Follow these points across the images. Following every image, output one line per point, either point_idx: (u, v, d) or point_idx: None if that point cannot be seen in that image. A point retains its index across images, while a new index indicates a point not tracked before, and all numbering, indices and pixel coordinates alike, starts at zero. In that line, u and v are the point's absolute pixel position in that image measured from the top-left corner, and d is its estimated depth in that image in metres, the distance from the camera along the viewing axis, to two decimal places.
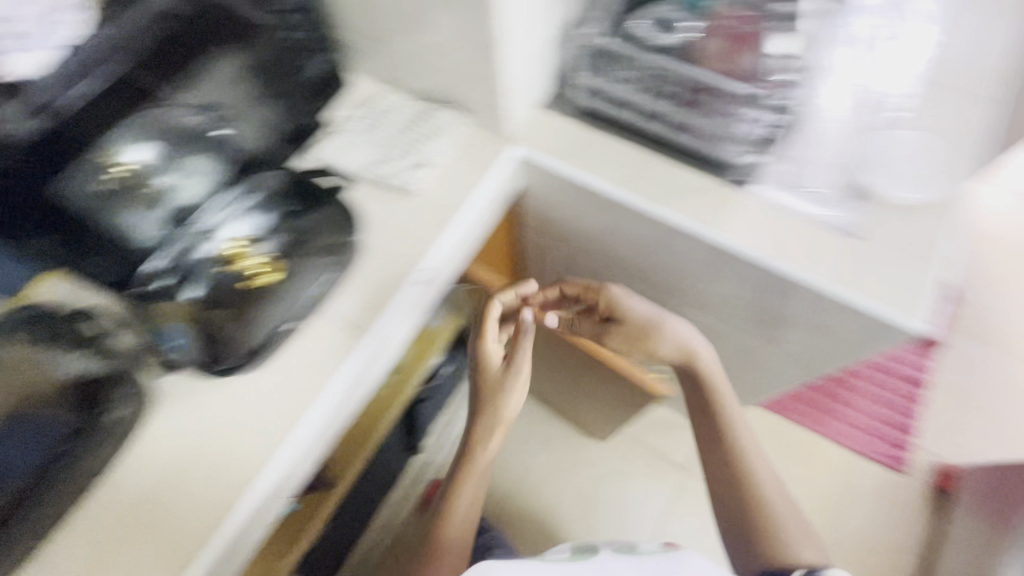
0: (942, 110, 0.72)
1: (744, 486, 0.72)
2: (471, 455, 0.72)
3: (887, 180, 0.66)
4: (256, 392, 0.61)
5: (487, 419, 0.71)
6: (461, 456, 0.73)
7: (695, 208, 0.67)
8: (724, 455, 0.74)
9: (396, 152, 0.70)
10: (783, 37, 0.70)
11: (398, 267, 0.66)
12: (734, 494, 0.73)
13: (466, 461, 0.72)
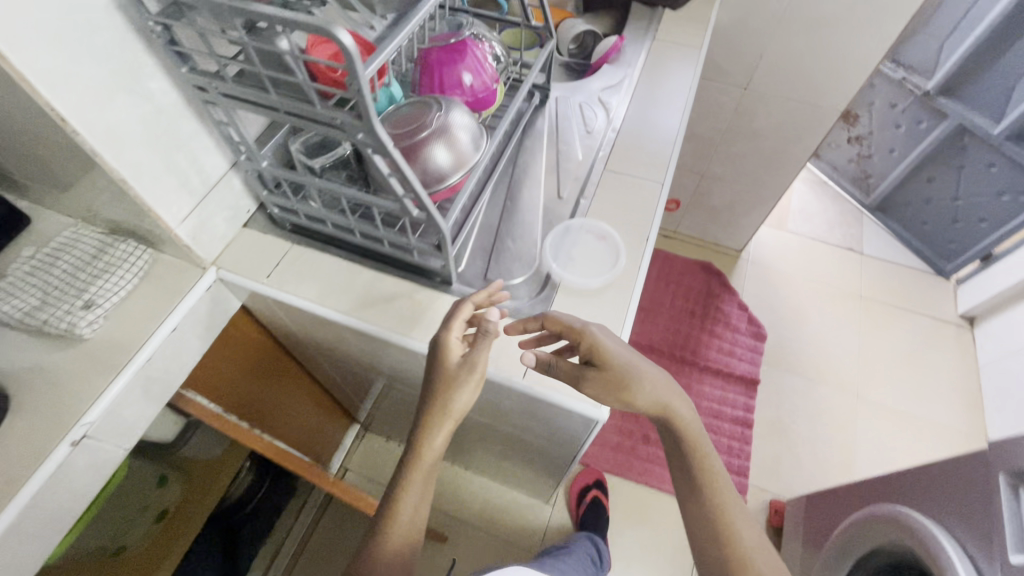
0: (618, 189, 0.79)
1: (711, 495, 0.62)
2: (427, 458, 0.61)
3: (571, 268, 0.71)
4: None
5: (442, 419, 0.60)
6: (414, 464, 0.62)
7: (394, 325, 0.67)
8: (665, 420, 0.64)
9: (68, 291, 0.63)
10: (468, 132, 0.68)
11: (53, 433, 0.57)
12: (702, 493, 0.63)
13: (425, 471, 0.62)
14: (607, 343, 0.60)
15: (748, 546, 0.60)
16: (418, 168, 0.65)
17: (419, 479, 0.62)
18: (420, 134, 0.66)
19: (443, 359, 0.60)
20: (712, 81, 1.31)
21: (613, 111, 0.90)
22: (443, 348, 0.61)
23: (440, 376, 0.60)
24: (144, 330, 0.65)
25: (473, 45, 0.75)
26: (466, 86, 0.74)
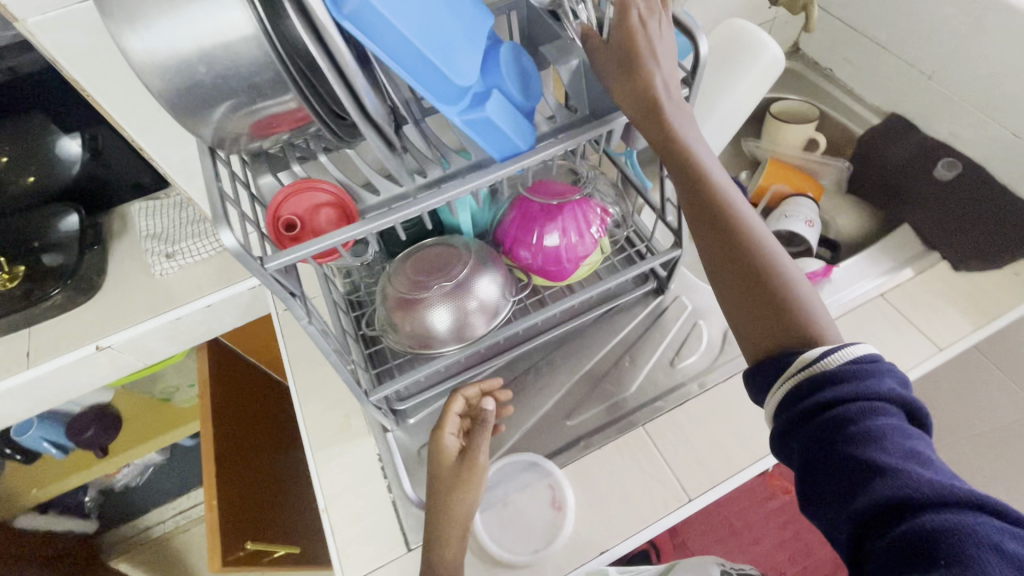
0: (626, 469, 0.60)
1: (721, 228, 0.47)
2: (445, 461, 0.54)
3: (494, 516, 0.58)
4: None
5: (449, 470, 0.53)
6: (438, 465, 0.54)
7: (314, 430, 0.65)
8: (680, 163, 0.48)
9: (172, 235, 0.80)
10: (485, 303, 0.60)
11: (89, 334, 0.74)
12: (719, 228, 0.47)
13: (448, 485, 0.53)
14: (636, 111, 0.48)
15: (765, 259, 0.45)
16: (410, 322, 0.58)
17: (444, 485, 0.53)
18: (430, 287, 0.58)
19: (438, 467, 0.53)
20: (988, 355, 0.88)
21: (726, 364, 0.66)
22: (435, 457, 0.54)
23: (434, 479, 0.53)
24: (195, 293, 0.77)
25: (579, 208, 0.62)
26: (551, 245, 0.62)
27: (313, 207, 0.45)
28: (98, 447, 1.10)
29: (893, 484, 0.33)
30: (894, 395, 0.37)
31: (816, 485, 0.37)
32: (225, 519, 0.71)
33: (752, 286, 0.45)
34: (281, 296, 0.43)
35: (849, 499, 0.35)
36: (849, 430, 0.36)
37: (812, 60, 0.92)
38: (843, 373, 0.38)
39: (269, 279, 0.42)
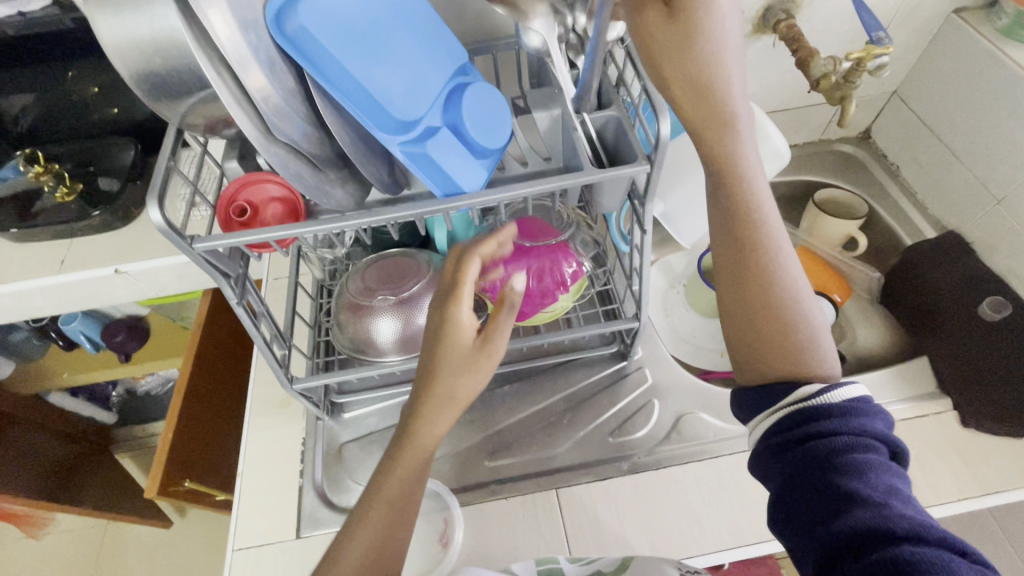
0: (525, 528, 0.58)
1: (752, 267, 0.41)
2: (450, 329, 0.44)
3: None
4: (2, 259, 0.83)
5: (456, 350, 0.44)
6: (437, 339, 0.44)
7: (257, 397, 0.68)
8: (720, 182, 0.42)
9: None
10: None
11: (115, 258, 0.83)
12: (744, 258, 0.41)
13: (450, 373, 0.43)
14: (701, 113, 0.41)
15: (780, 282, 0.41)
16: (356, 322, 0.59)
17: (448, 366, 0.43)
18: (379, 296, 0.59)
19: (450, 340, 0.44)
20: None
21: (667, 452, 0.62)
22: (446, 328, 0.44)
23: (444, 349, 0.44)
24: None
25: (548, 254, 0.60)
26: None
27: (265, 198, 0.49)
28: (123, 352, 1.21)
29: (868, 510, 0.33)
30: (877, 435, 0.37)
31: (795, 506, 0.36)
32: (174, 452, 0.77)
33: (759, 310, 0.41)
34: (212, 273, 0.46)
35: (824, 525, 0.34)
36: (832, 461, 0.35)
37: (881, 153, 0.84)
38: (834, 408, 0.37)
39: (200, 258, 0.45)
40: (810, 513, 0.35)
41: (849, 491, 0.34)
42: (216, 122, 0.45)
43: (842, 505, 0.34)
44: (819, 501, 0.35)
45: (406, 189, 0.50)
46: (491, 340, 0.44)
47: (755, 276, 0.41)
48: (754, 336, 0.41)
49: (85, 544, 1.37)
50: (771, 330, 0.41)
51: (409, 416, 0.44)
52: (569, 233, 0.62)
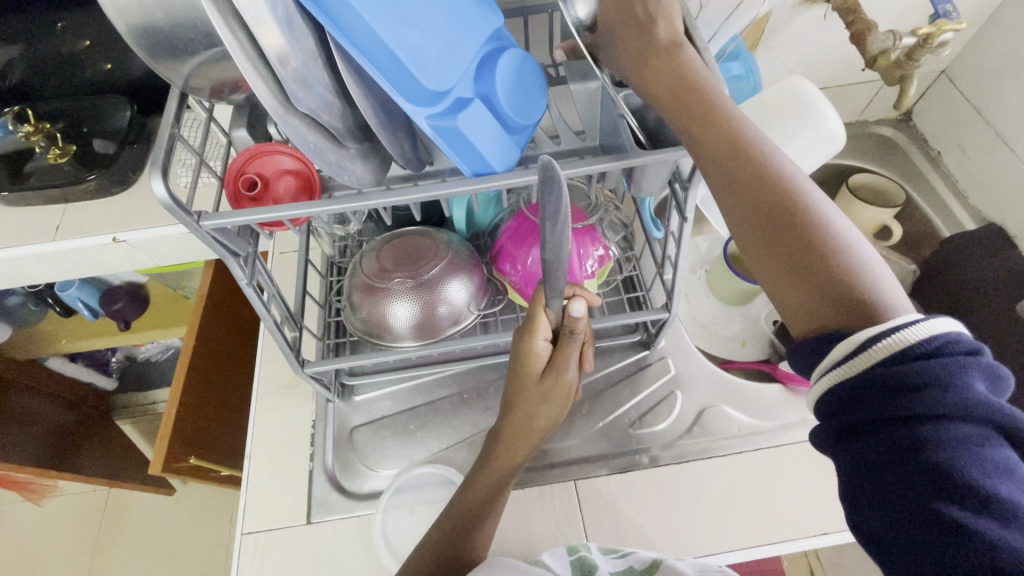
0: (542, 519, 0.57)
1: (749, 189, 0.33)
2: (530, 372, 0.49)
3: (394, 520, 0.56)
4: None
5: (535, 389, 0.49)
6: (522, 378, 0.49)
7: (265, 377, 0.66)
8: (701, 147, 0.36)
9: None
10: (450, 309, 0.57)
11: (112, 225, 0.79)
12: (763, 207, 0.33)
13: (523, 420, 0.50)
14: (675, 96, 0.38)
15: (791, 197, 0.32)
16: (369, 306, 0.56)
17: (527, 403, 0.50)
18: (396, 278, 0.56)
19: (525, 370, 0.49)
20: None
21: (689, 445, 0.60)
22: (525, 359, 0.48)
23: (521, 377, 0.49)
24: None
25: (575, 238, 0.57)
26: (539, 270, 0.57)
27: (277, 171, 0.45)
28: (123, 321, 1.17)
29: (977, 537, 0.23)
30: (981, 410, 0.25)
31: (866, 514, 0.27)
32: (178, 429, 0.75)
33: (775, 232, 0.32)
34: (220, 254, 0.43)
35: (904, 550, 0.25)
36: (914, 461, 0.25)
37: (921, 137, 0.79)
38: (908, 380, 0.26)
39: (208, 237, 0.41)
40: (892, 532, 0.25)
41: (945, 508, 0.24)
42: (222, 85, 0.40)
43: (935, 523, 0.24)
44: (902, 517, 0.25)
45: (427, 166, 0.46)
46: (557, 380, 0.48)
47: (759, 199, 0.33)
48: (784, 259, 0.31)
49: (89, 508, 1.38)
50: (793, 250, 0.31)
51: (489, 447, 0.52)
52: (597, 216, 0.59)
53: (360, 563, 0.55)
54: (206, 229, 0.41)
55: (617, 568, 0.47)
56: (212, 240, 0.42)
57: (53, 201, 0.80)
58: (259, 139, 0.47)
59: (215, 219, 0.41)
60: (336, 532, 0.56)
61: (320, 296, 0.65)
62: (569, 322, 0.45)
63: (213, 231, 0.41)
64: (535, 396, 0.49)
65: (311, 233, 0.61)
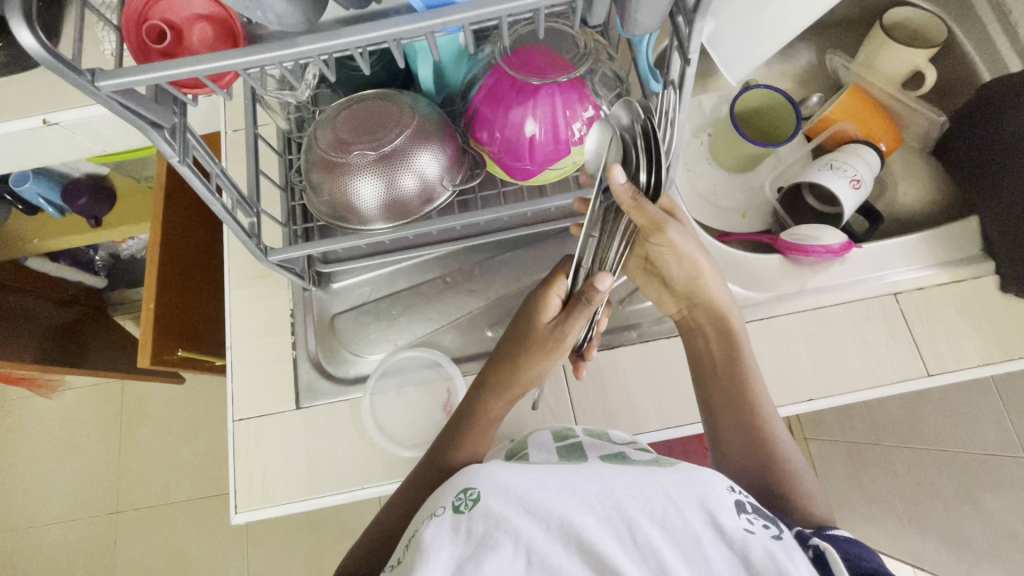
0: (531, 396, 0.57)
1: (737, 425, 0.50)
2: (538, 323, 0.49)
3: (383, 403, 0.56)
4: None
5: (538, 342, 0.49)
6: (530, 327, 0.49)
7: (235, 268, 0.62)
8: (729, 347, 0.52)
9: None
10: (423, 185, 0.51)
11: (38, 105, 0.70)
12: (736, 418, 0.50)
13: (516, 358, 0.49)
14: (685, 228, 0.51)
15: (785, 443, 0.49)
16: (330, 186, 0.50)
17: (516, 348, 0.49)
18: (356, 151, 0.50)
19: (535, 322, 0.49)
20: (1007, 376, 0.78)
21: None
22: (538, 309, 0.49)
23: (525, 332, 0.49)
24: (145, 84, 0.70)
25: (560, 95, 0.50)
26: (522, 136, 0.51)
27: (188, 16, 0.37)
28: (93, 217, 1.12)
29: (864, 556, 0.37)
30: None
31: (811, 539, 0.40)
32: (160, 324, 0.73)
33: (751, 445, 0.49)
34: (137, 127, 0.36)
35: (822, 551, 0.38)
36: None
37: None
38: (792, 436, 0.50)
39: (115, 106, 0.34)
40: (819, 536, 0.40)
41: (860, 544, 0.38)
42: None
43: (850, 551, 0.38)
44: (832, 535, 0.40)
45: (373, 4, 0.37)
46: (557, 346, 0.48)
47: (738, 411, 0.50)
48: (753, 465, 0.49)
49: (105, 399, 1.45)
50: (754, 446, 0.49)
51: (485, 379, 0.50)
52: (586, 66, 0.50)
53: (351, 444, 0.56)
54: (109, 95, 0.34)
55: (606, 452, 0.44)
56: (122, 111, 0.35)
57: None
58: None
59: (118, 80, 0.33)
60: (325, 415, 0.57)
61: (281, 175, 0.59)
62: (590, 293, 0.45)
63: (119, 96, 0.34)
64: (534, 350, 0.48)
65: (258, 98, 0.53)
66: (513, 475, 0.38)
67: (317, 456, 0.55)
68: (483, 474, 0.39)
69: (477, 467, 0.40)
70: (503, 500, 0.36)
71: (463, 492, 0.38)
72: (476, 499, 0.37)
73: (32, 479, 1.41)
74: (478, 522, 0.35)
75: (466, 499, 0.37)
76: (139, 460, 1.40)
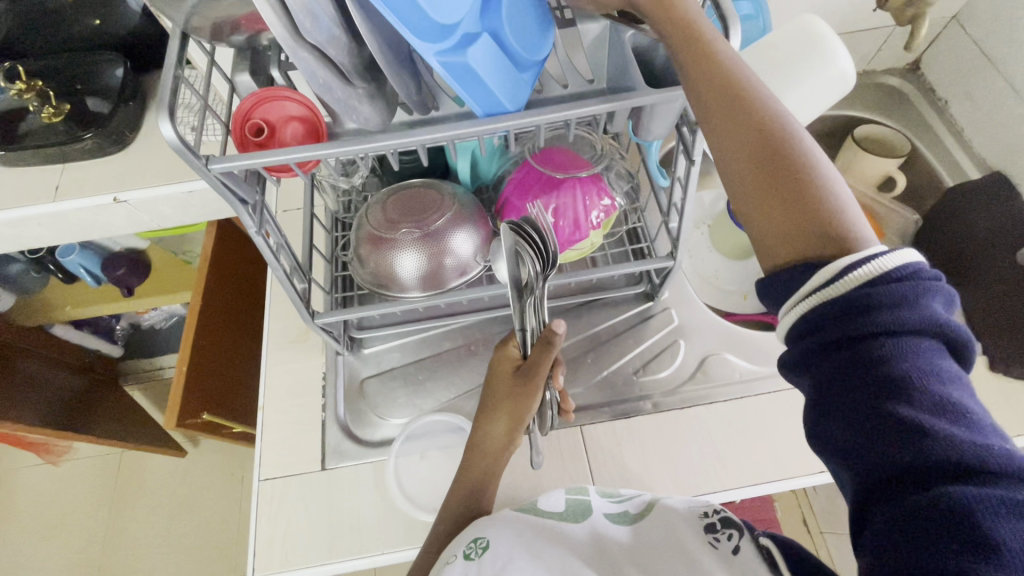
0: (551, 462, 0.59)
1: (778, 174, 0.33)
2: (508, 371, 0.53)
3: (406, 466, 0.58)
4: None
5: (508, 385, 0.52)
6: (500, 374, 0.53)
7: (274, 332, 0.67)
8: (732, 117, 0.34)
9: None
10: (457, 260, 0.57)
11: (112, 185, 0.79)
12: (761, 165, 0.33)
13: (492, 406, 0.52)
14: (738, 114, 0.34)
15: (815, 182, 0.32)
16: (375, 258, 0.57)
17: (502, 394, 0.52)
18: (401, 229, 0.57)
19: (505, 372, 0.53)
20: None
21: (692, 392, 0.62)
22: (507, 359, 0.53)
23: (497, 381, 0.53)
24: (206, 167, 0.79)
25: (580, 187, 0.57)
26: None
27: (283, 116, 0.45)
28: (126, 287, 1.17)
29: (939, 441, 0.26)
30: (939, 329, 0.28)
31: (856, 460, 0.28)
32: (189, 387, 0.76)
33: (782, 191, 0.32)
34: (230, 201, 0.43)
35: (867, 462, 0.27)
36: (879, 370, 0.28)
37: (928, 87, 0.79)
38: (883, 294, 0.28)
39: (217, 184, 0.41)
40: (875, 469, 0.27)
41: (937, 448, 0.25)
42: (223, 25, 0.41)
43: (911, 428, 0.26)
44: (888, 455, 0.27)
45: (432, 111, 0.45)
46: (523, 395, 0.51)
47: (778, 177, 0.33)
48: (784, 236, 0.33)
49: (101, 472, 1.41)
50: (792, 228, 0.32)
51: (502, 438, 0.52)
52: (602, 165, 0.59)
53: (373, 507, 0.57)
54: (216, 174, 0.41)
55: (612, 509, 0.47)
56: (222, 189, 0.42)
57: (49, 161, 0.79)
58: (262, 83, 0.47)
59: (225, 163, 0.40)
60: (349, 477, 0.58)
61: (327, 250, 0.66)
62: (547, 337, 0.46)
63: (222, 176, 0.41)
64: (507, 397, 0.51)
65: (319, 184, 0.61)
66: (518, 530, 0.45)
67: (338, 518, 0.56)
68: (492, 526, 0.45)
69: (486, 519, 0.46)
70: (508, 549, 0.42)
71: (473, 542, 0.43)
72: (485, 546, 0.43)
73: (10, 559, 1.33)
74: (485, 565, 0.41)
75: (476, 547, 0.43)
76: (126, 540, 1.34)
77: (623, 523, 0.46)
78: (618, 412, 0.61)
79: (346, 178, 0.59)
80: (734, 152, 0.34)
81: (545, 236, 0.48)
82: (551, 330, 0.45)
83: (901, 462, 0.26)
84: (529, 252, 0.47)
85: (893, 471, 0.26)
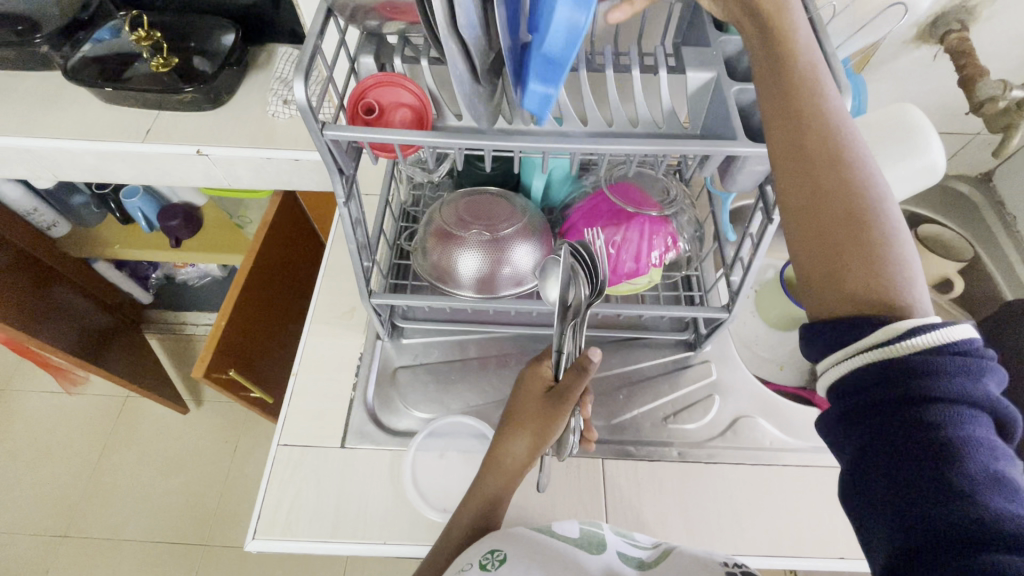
0: (567, 490, 0.58)
1: (837, 216, 0.31)
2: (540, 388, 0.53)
3: (424, 461, 0.58)
4: (92, 117, 0.84)
5: (537, 400, 0.52)
6: (532, 390, 0.53)
7: (322, 305, 0.69)
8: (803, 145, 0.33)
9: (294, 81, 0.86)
10: (515, 271, 0.59)
11: (199, 138, 0.83)
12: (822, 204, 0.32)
13: (519, 420, 0.52)
14: (806, 132, 0.33)
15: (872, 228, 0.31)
16: (440, 252, 0.58)
17: (531, 410, 0.52)
18: (472, 230, 0.58)
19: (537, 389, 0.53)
20: None
21: (718, 449, 0.61)
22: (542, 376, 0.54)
23: (529, 395, 0.53)
24: (289, 139, 0.82)
25: (649, 224, 0.58)
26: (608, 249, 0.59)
27: (394, 102, 0.47)
28: (175, 237, 1.20)
29: (984, 510, 0.25)
30: (984, 399, 0.28)
31: (888, 519, 0.27)
32: (225, 342, 0.78)
33: (832, 234, 0.31)
34: (330, 167, 0.45)
35: (903, 522, 0.27)
36: (930, 435, 0.27)
37: (998, 199, 0.79)
38: (940, 364, 0.28)
39: (324, 149, 0.43)
40: (909, 527, 0.27)
41: (978, 513, 0.25)
42: (367, 8, 0.44)
43: (950, 493, 0.26)
44: (926, 515, 0.26)
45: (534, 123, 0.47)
46: (549, 413, 0.50)
47: (834, 221, 0.31)
48: (831, 282, 0.31)
49: (103, 411, 1.43)
50: (839, 273, 0.31)
51: (515, 454, 0.52)
52: (672, 209, 0.60)
53: (383, 496, 0.56)
54: (327, 139, 0.43)
55: (627, 551, 0.47)
56: (326, 154, 0.44)
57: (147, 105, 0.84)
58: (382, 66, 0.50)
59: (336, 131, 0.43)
60: (365, 461, 0.58)
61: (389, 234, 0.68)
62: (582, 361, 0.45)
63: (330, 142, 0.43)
64: (533, 415, 0.51)
65: (399, 171, 0.63)
66: (537, 548, 0.45)
67: (347, 499, 0.56)
68: (510, 540, 0.46)
69: (507, 534, 0.47)
70: (528, 564, 0.42)
71: (491, 553, 0.44)
72: (502, 559, 0.43)
73: None
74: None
75: (493, 559, 0.44)
76: (109, 484, 1.34)
77: (637, 567, 0.45)
78: (641, 456, 0.60)
79: (426, 172, 0.62)
80: (794, 185, 0.33)
81: (597, 265, 0.49)
82: (586, 356, 0.44)
83: (942, 526, 0.26)
84: (581, 275, 0.50)
85: (926, 532, 0.26)
